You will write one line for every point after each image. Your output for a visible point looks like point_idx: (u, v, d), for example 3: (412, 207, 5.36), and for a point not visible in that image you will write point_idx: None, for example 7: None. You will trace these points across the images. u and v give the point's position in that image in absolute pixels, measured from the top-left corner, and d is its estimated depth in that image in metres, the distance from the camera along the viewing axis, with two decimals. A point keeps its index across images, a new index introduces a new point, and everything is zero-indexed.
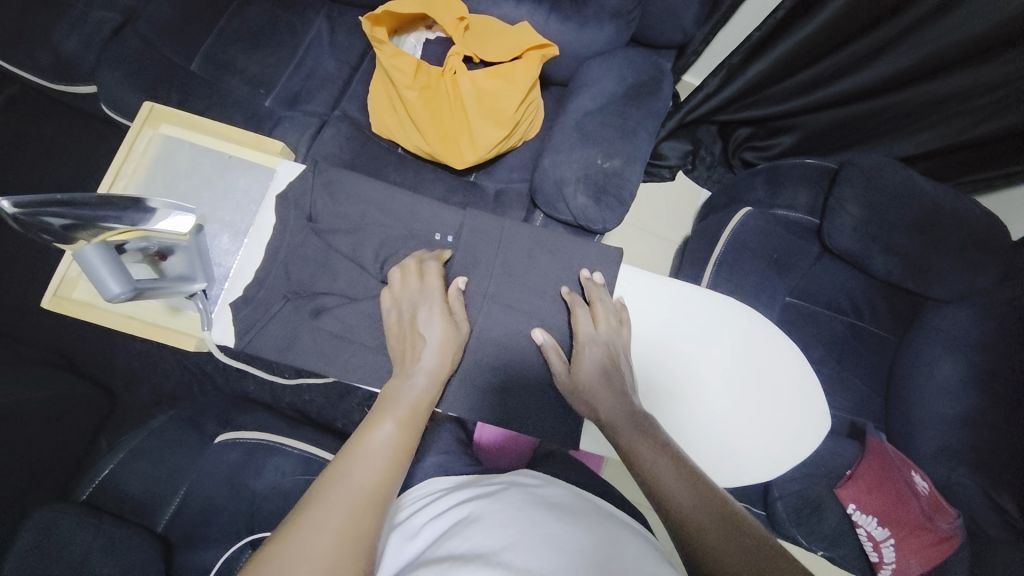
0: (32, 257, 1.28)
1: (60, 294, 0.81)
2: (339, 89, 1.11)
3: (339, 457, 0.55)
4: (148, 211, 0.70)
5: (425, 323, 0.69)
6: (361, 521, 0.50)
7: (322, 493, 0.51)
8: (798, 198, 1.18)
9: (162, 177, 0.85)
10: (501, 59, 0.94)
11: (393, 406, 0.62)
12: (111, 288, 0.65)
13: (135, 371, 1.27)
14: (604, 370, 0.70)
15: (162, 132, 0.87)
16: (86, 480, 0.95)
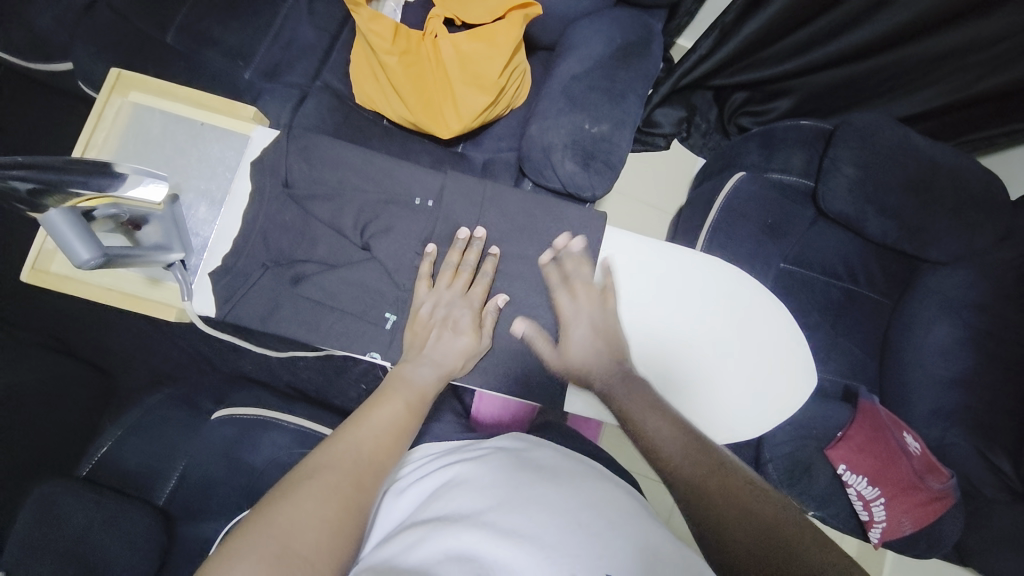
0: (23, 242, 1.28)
1: (38, 267, 0.80)
2: (320, 59, 1.08)
3: (347, 423, 0.59)
4: (115, 176, 0.67)
5: (455, 323, 0.71)
6: (355, 487, 0.53)
7: (321, 457, 0.54)
8: (792, 160, 1.15)
9: (133, 145, 0.83)
10: (483, 21, 0.92)
11: (402, 387, 0.65)
12: (81, 254, 0.64)
13: (132, 352, 1.27)
14: (589, 344, 0.72)
15: (132, 100, 0.85)
16: (87, 457, 0.96)
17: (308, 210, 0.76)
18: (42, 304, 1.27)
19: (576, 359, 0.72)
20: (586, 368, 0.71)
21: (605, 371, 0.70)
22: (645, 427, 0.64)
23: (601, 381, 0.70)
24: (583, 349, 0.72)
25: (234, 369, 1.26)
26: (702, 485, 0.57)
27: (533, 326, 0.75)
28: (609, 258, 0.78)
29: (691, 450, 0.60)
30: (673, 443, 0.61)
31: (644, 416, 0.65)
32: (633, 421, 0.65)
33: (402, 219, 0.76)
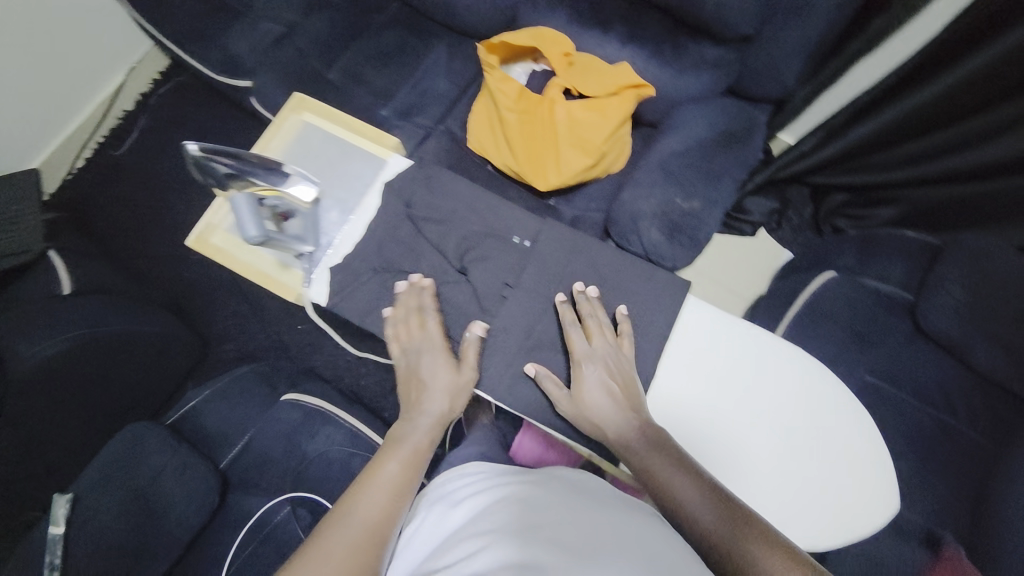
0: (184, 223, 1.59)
1: (202, 237, 0.90)
2: (446, 107, 1.24)
3: (350, 491, 0.65)
4: (284, 175, 0.85)
5: (429, 369, 0.76)
6: (366, 545, 0.59)
7: (335, 520, 0.61)
8: (889, 270, 1.12)
9: (294, 154, 0.95)
10: (597, 93, 1.01)
11: (404, 438, 0.72)
12: (249, 231, 0.78)
13: (227, 331, 1.49)
14: (604, 389, 0.72)
15: (304, 119, 0.98)
16: (175, 407, 1.08)
17: (419, 229, 0.85)
18: (178, 276, 1.54)
19: (593, 406, 0.71)
20: (604, 416, 0.71)
21: (624, 427, 0.70)
22: (668, 487, 0.64)
23: (618, 437, 0.69)
24: (600, 395, 0.72)
25: (305, 362, 1.42)
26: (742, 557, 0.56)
27: (545, 370, 0.75)
28: (687, 330, 0.79)
29: (726, 518, 0.60)
30: (701, 507, 0.61)
31: (666, 477, 0.65)
32: (657, 480, 0.65)
33: (497, 252, 0.83)
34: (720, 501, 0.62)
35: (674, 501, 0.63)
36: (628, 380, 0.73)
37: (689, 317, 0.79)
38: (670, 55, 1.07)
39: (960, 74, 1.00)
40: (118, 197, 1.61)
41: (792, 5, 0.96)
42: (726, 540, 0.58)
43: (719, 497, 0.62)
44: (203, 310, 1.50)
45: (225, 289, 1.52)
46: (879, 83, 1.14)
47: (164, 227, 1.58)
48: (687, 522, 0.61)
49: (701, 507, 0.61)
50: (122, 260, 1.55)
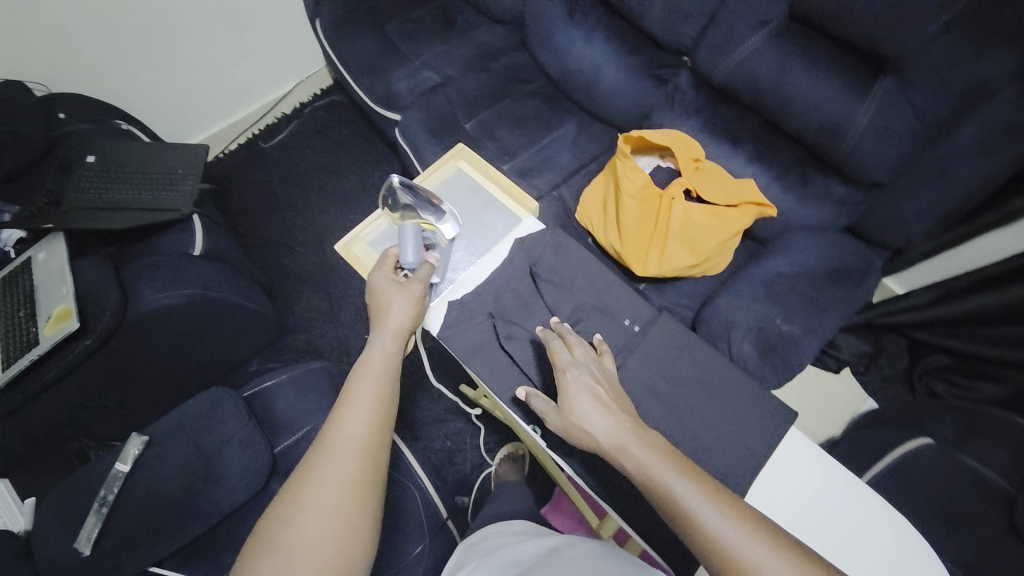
0: (295, 217, 1.75)
1: (347, 244, 0.98)
2: (564, 177, 1.33)
3: (330, 422, 0.69)
4: (441, 213, 0.95)
5: (394, 304, 0.78)
6: (355, 472, 0.65)
7: (321, 453, 0.65)
8: (994, 456, 1.01)
9: (441, 194, 1.03)
10: (716, 201, 1.04)
11: (370, 362, 0.73)
12: (407, 256, 0.85)
13: (305, 321, 1.59)
14: (590, 394, 0.70)
15: (459, 164, 1.06)
16: (253, 382, 1.14)
17: (539, 289, 0.90)
18: (277, 261, 1.68)
19: (584, 415, 0.68)
20: (591, 425, 0.67)
21: (617, 435, 0.65)
22: (662, 486, 0.59)
23: (607, 444, 0.65)
24: (587, 402, 0.68)
25: None
26: (740, 553, 0.54)
27: (535, 391, 0.76)
28: (782, 467, 0.76)
29: (721, 512, 0.56)
30: (698, 502, 0.57)
31: (660, 477, 0.60)
32: (653, 480, 0.60)
33: (605, 329, 0.86)
34: (712, 491, 0.59)
35: (668, 499, 0.58)
36: (612, 392, 0.71)
37: (791, 456, 0.77)
38: (795, 182, 1.10)
39: None
40: (253, 182, 1.82)
41: (934, 166, 0.98)
42: (722, 534, 0.55)
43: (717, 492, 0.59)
44: (289, 298, 1.62)
45: (314, 284, 1.64)
46: (1008, 261, 1.10)
47: (281, 217, 1.76)
48: (684, 523, 0.57)
49: (696, 502, 0.57)
50: (239, 235, 1.73)
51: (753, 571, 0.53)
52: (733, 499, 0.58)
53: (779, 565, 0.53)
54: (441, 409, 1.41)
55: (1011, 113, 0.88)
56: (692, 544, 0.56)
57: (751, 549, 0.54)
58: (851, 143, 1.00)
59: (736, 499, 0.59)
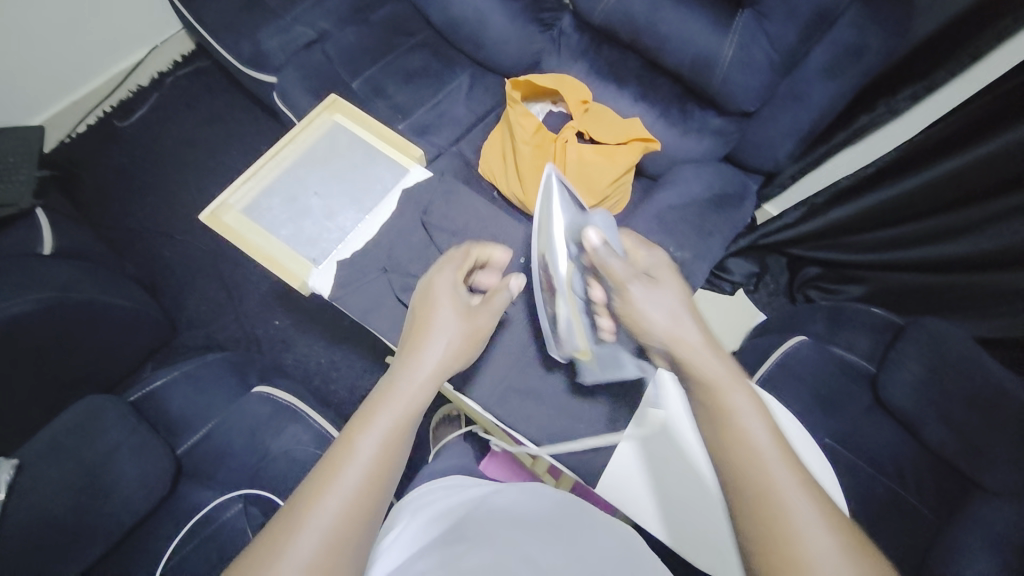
0: (170, 202, 1.56)
1: (215, 212, 0.94)
2: (461, 131, 1.29)
3: (320, 467, 0.53)
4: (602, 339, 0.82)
5: (444, 323, 0.69)
6: (327, 562, 0.48)
7: (292, 522, 0.49)
8: (856, 342, 1.20)
9: (321, 151, 1.01)
10: (608, 140, 1.08)
11: (386, 407, 0.59)
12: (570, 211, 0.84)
13: (201, 315, 1.45)
14: (678, 293, 0.68)
15: (335, 118, 1.03)
16: (140, 385, 1.03)
17: (433, 238, 0.94)
18: (156, 253, 1.51)
19: (648, 300, 0.66)
20: (668, 322, 0.64)
21: (709, 364, 0.58)
22: (743, 428, 0.52)
23: (673, 340, 0.62)
24: (669, 295, 0.67)
25: (275, 359, 1.39)
26: (787, 510, 0.47)
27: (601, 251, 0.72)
28: None
29: (793, 475, 0.49)
30: (775, 457, 0.50)
31: (748, 429, 0.52)
32: (733, 422, 0.53)
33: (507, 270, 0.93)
34: (789, 456, 0.51)
35: (734, 433, 0.52)
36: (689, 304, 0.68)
37: None
38: (677, 117, 1.16)
39: (947, 168, 1.09)
40: (112, 169, 1.59)
41: (791, 91, 1.08)
42: (778, 483, 0.48)
43: (802, 475, 0.50)
44: (180, 292, 1.47)
45: (206, 274, 1.49)
46: (860, 171, 1.26)
47: (157, 205, 1.56)
48: (756, 477, 0.49)
49: (778, 460, 0.50)
50: (104, 231, 1.52)
51: (797, 534, 0.46)
52: (814, 483, 0.49)
53: (831, 540, 0.45)
54: (368, 383, 1.37)
55: (852, 36, 0.98)
56: (739, 485, 0.50)
57: (805, 510, 0.47)
58: (722, 74, 1.05)
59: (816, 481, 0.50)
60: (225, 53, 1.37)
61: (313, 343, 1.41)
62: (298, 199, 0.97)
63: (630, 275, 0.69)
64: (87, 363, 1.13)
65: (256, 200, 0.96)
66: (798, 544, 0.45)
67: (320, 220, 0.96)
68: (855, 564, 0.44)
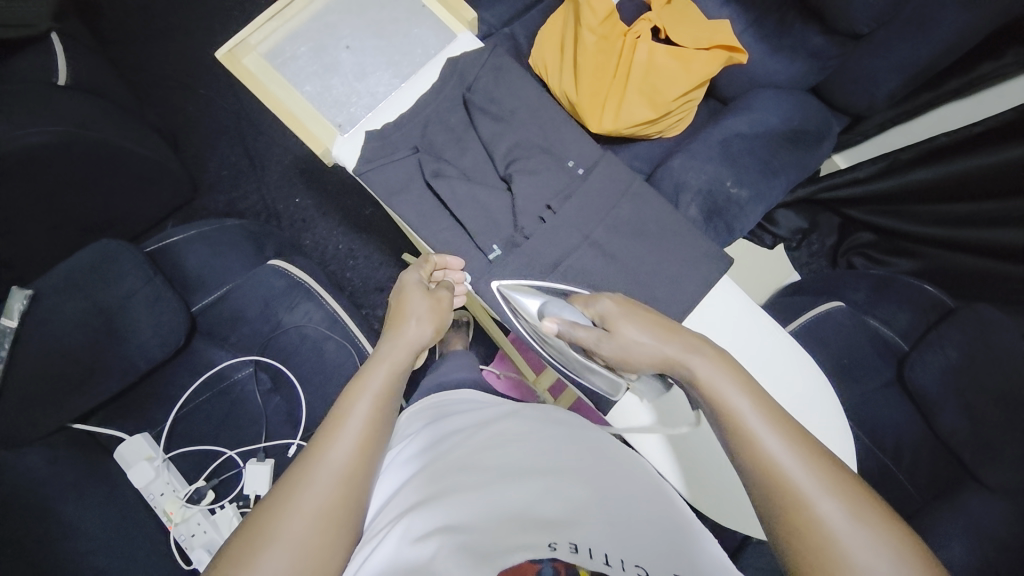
0: (194, 51, 1.44)
1: (234, 52, 0.87)
2: (518, 10, 1.12)
3: (326, 421, 0.53)
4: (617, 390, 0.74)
5: (412, 306, 0.67)
6: (342, 499, 0.48)
7: (302, 470, 0.49)
8: (896, 317, 1.12)
9: None
10: (685, 44, 0.92)
11: (381, 363, 0.59)
12: (531, 307, 0.70)
13: (221, 180, 1.39)
14: (642, 314, 0.60)
15: None
16: (157, 237, 1.01)
17: (474, 120, 0.86)
18: (178, 104, 1.42)
19: (631, 338, 0.59)
20: (645, 349, 0.58)
21: (687, 356, 0.56)
22: (725, 405, 0.51)
23: (664, 362, 0.58)
24: (632, 330, 0.59)
25: (293, 237, 1.36)
26: (791, 479, 0.46)
27: (567, 324, 0.64)
28: (713, 313, 0.78)
29: (789, 443, 0.48)
30: (764, 428, 0.49)
31: (732, 404, 0.51)
32: (716, 402, 0.52)
33: (547, 169, 0.83)
34: (783, 423, 0.50)
35: (729, 418, 0.50)
36: (663, 317, 0.61)
37: (723, 299, 0.78)
38: (771, 29, 0.99)
39: None
40: (135, 3, 1.46)
41: (917, 13, 0.89)
42: (774, 455, 0.47)
43: (791, 432, 0.49)
44: (199, 151, 1.40)
45: (228, 137, 1.41)
46: (961, 130, 1.09)
47: (181, 52, 1.44)
48: (751, 460, 0.48)
49: (766, 430, 0.49)
50: (124, 71, 1.43)
51: (806, 503, 0.45)
52: (810, 439, 0.49)
53: (834, 500, 0.45)
54: (383, 277, 1.34)
55: None
56: (747, 471, 0.48)
57: (805, 477, 0.46)
58: None
59: (810, 435, 0.49)
60: None
61: (332, 228, 1.37)
62: (327, 51, 0.89)
63: (595, 338, 0.62)
64: (105, 206, 1.11)
65: (283, 44, 0.89)
66: (800, 504, 0.45)
67: (350, 79, 0.88)
68: (860, 516, 0.44)
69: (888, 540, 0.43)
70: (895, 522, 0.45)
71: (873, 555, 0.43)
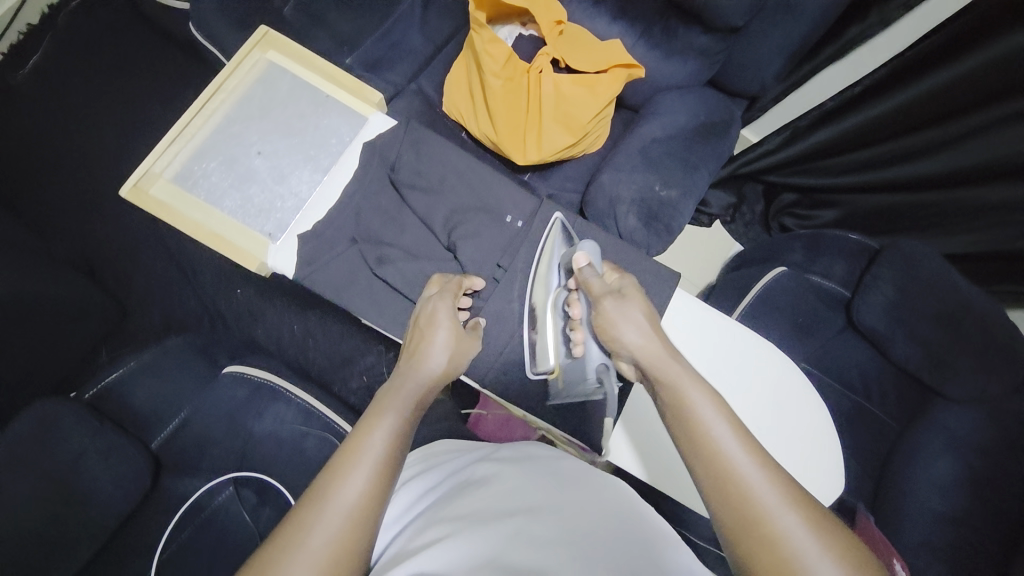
0: (92, 169, 1.36)
1: (140, 185, 0.85)
2: (420, 64, 1.13)
3: (338, 455, 0.52)
4: (544, 366, 0.77)
5: (439, 339, 0.69)
6: (350, 539, 0.47)
7: (308, 507, 0.48)
8: (834, 269, 1.20)
9: (259, 101, 0.92)
10: (585, 69, 0.98)
11: (393, 405, 0.58)
12: (562, 247, 0.81)
13: (153, 293, 1.31)
14: (646, 306, 0.69)
15: (269, 59, 0.93)
16: (95, 380, 0.94)
17: (404, 198, 0.88)
18: (85, 226, 1.33)
19: (630, 315, 0.66)
20: (627, 332, 0.65)
21: (660, 358, 0.61)
22: (690, 410, 0.55)
23: (642, 354, 0.62)
24: (637, 308, 0.67)
25: (244, 332, 1.30)
26: (752, 492, 0.48)
27: (588, 267, 0.74)
28: (672, 319, 0.83)
29: (755, 458, 0.50)
30: (727, 436, 0.52)
31: (696, 409, 0.55)
32: (679, 399, 0.56)
33: (488, 228, 0.85)
34: (753, 446, 0.52)
35: (693, 422, 0.54)
36: (651, 314, 0.68)
37: (676, 303, 0.84)
38: (659, 36, 1.06)
39: (921, 89, 1.07)
40: (15, 132, 1.37)
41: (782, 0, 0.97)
42: (738, 466, 0.50)
43: (750, 444, 0.51)
44: (122, 270, 1.32)
45: (150, 246, 1.33)
46: (846, 91, 1.21)
47: (78, 172, 1.36)
48: (714, 467, 0.50)
49: (729, 440, 0.52)
50: (19, 207, 1.33)
51: (771, 519, 0.46)
52: (781, 469, 0.50)
53: (797, 514, 0.46)
54: (347, 347, 1.30)
55: None
56: (704, 478, 0.51)
57: (763, 486, 0.48)
58: None
59: (775, 459, 0.51)
60: None
61: (281, 313, 1.31)
62: (239, 161, 0.89)
63: (603, 292, 0.70)
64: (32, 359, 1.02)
65: (190, 166, 0.87)
66: (755, 507, 0.47)
67: (269, 184, 0.88)
68: (821, 532, 0.46)
69: (836, 554, 0.45)
70: (851, 542, 0.46)
71: (828, 569, 0.44)
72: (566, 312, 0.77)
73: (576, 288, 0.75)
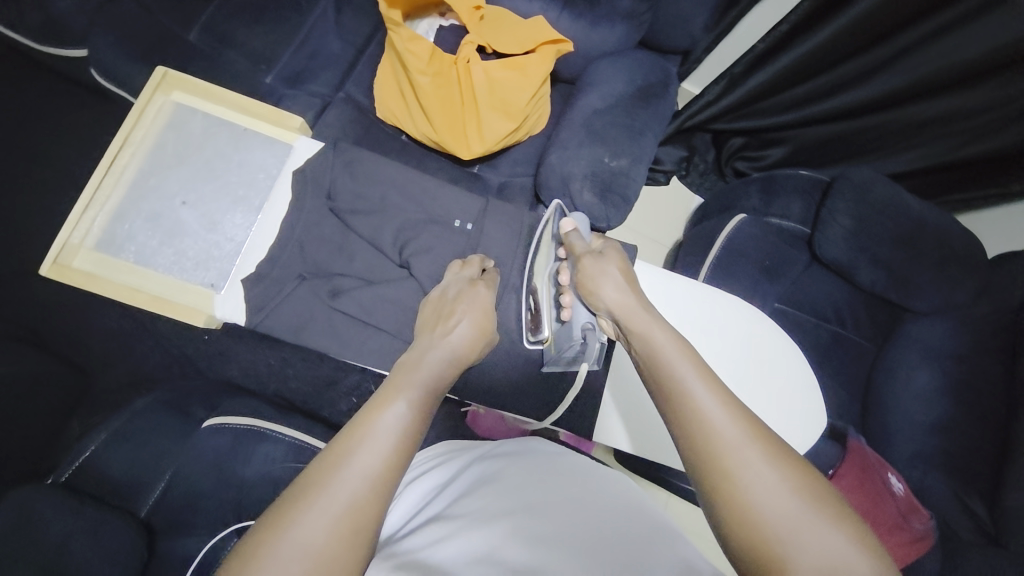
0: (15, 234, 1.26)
1: (60, 261, 0.80)
2: (344, 71, 1.07)
3: (352, 423, 0.51)
4: (538, 334, 0.79)
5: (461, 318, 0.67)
6: (369, 502, 0.46)
7: (323, 470, 0.47)
8: (791, 207, 1.21)
9: (172, 146, 0.88)
10: (513, 51, 0.96)
11: (410, 381, 0.57)
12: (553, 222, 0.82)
13: (112, 353, 1.25)
14: (623, 269, 0.69)
15: (175, 100, 0.89)
16: (66, 461, 0.91)
17: (348, 223, 0.85)
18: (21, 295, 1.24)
19: (606, 272, 0.68)
20: (603, 289, 0.67)
21: (633, 312, 0.64)
22: (665, 364, 0.56)
23: (622, 310, 0.65)
24: (613, 266, 0.69)
25: (218, 375, 1.26)
26: (714, 430, 0.50)
27: (574, 233, 0.76)
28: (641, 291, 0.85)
29: (721, 404, 0.51)
30: (697, 385, 0.53)
31: (670, 363, 0.56)
32: (653, 355, 0.58)
33: (439, 240, 0.85)
34: (725, 394, 0.53)
35: (665, 376, 0.55)
36: (629, 272, 0.70)
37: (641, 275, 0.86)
38: (583, 5, 1.01)
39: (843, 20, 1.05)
40: None
41: None
42: (700, 405, 0.51)
43: (720, 395, 0.52)
44: (72, 335, 1.24)
45: (98, 305, 1.26)
46: (773, 33, 1.18)
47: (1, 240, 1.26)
48: (683, 412, 0.52)
49: (700, 389, 0.53)
50: None
51: (725, 449, 0.48)
52: (752, 417, 0.51)
53: (755, 449, 0.48)
54: (327, 370, 1.28)
55: None
56: (675, 427, 0.52)
57: (726, 428, 0.49)
58: None
59: (749, 411, 0.51)
60: (25, 34, 1.17)
61: (252, 349, 1.27)
62: (164, 214, 0.84)
63: (584, 254, 0.72)
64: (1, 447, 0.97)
65: (112, 229, 0.83)
66: (718, 448, 0.48)
67: (202, 233, 0.84)
68: (779, 466, 0.47)
69: (793, 492, 0.45)
70: (813, 484, 0.46)
71: (779, 500, 0.45)
72: (556, 281, 0.78)
73: (565, 256, 0.77)
